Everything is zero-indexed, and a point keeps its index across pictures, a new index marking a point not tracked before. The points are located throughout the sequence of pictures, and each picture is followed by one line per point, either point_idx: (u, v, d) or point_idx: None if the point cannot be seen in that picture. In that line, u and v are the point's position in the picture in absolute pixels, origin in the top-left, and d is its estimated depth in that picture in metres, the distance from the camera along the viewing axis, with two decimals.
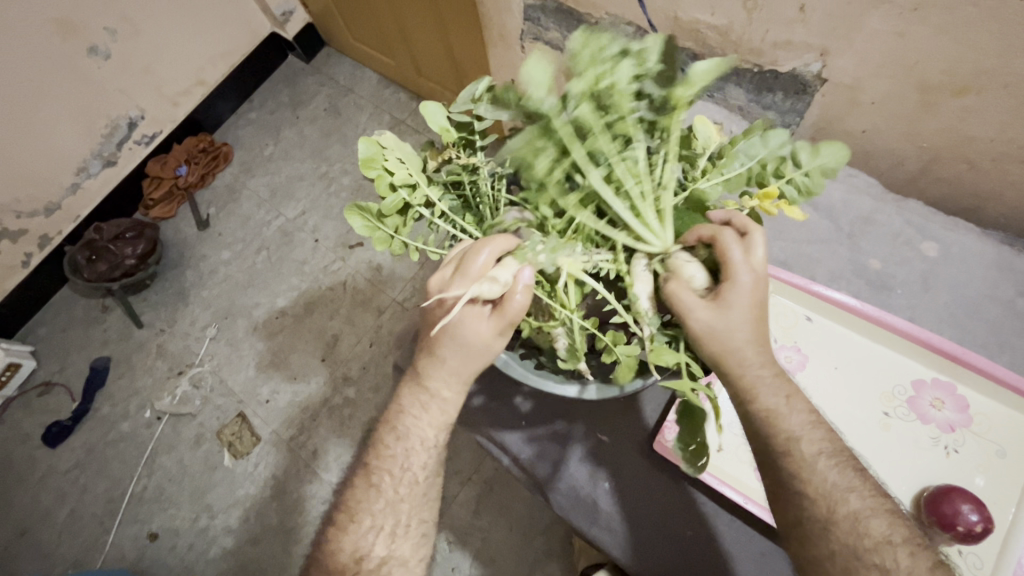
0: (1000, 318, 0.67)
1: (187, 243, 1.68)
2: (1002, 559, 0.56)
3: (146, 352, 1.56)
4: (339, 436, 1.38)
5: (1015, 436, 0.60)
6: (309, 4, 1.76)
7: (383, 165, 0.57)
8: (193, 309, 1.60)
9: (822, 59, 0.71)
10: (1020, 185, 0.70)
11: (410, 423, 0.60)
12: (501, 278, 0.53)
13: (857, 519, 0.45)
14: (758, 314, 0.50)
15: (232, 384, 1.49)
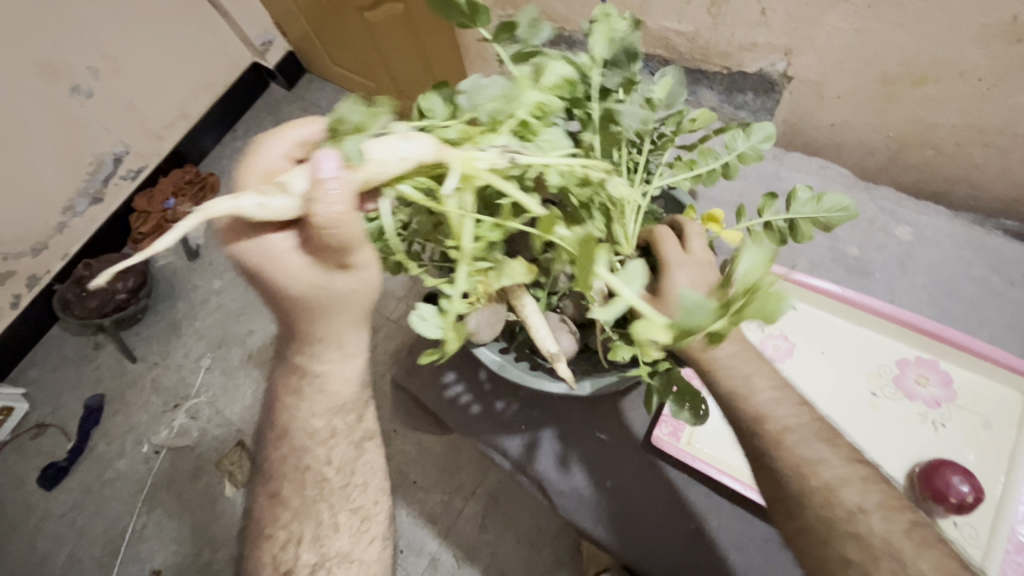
0: (976, 295, 0.69)
1: (177, 275, 1.68)
2: (996, 528, 0.58)
3: (141, 388, 1.55)
4: None
5: (996, 408, 0.63)
6: (289, 32, 1.79)
7: None
8: (187, 340, 1.60)
9: (787, 58, 0.75)
10: (985, 167, 0.73)
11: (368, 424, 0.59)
12: (293, 188, 0.44)
13: (860, 495, 0.47)
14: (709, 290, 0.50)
15: (230, 414, 1.48)
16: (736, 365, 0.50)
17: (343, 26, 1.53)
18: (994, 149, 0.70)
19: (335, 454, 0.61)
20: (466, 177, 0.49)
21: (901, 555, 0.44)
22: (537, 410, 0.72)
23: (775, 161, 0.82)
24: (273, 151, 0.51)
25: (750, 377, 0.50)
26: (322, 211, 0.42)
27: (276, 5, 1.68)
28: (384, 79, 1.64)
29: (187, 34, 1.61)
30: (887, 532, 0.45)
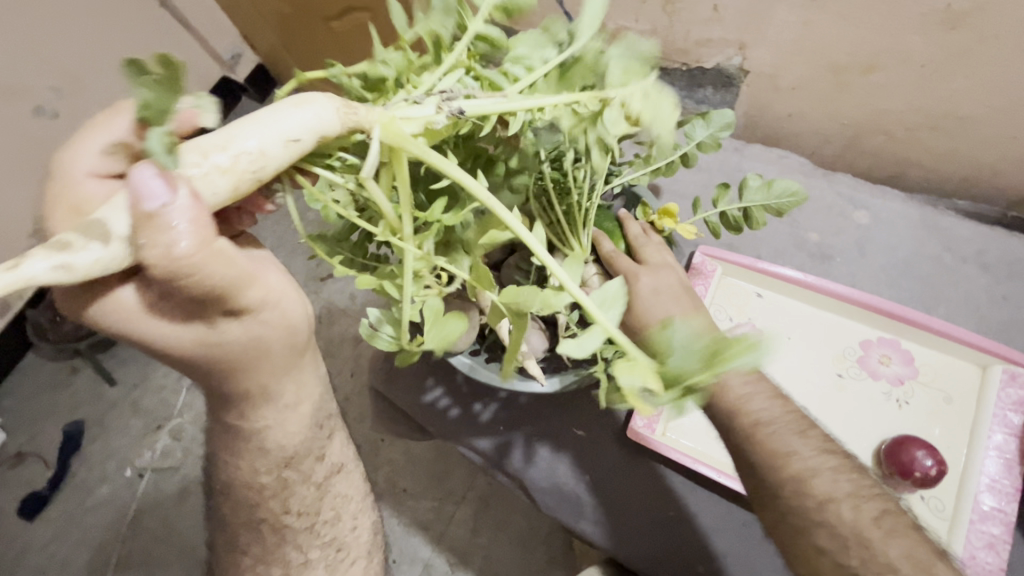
0: (933, 274, 0.71)
1: None
2: (960, 498, 0.60)
3: (121, 411, 1.53)
4: None
5: (956, 383, 0.65)
6: (257, 43, 1.77)
7: None
8: (167, 360, 1.57)
9: (741, 52, 0.77)
10: (936, 149, 0.75)
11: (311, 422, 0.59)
12: (117, 231, 0.37)
13: (824, 478, 0.48)
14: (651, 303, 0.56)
15: None
16: None
17: (311, 36, 1.53)
18: (943, 132, 0.72)
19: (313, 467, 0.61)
20: (392, 147, 0.41)
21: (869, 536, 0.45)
22: (511, 409, 0.72)
23: (737, 153, 0.82)
24: (117, 129, 0.43)
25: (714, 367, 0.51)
26: (157, 257, 0.36)
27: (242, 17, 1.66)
28: None
29: (152, 50, 1.59)
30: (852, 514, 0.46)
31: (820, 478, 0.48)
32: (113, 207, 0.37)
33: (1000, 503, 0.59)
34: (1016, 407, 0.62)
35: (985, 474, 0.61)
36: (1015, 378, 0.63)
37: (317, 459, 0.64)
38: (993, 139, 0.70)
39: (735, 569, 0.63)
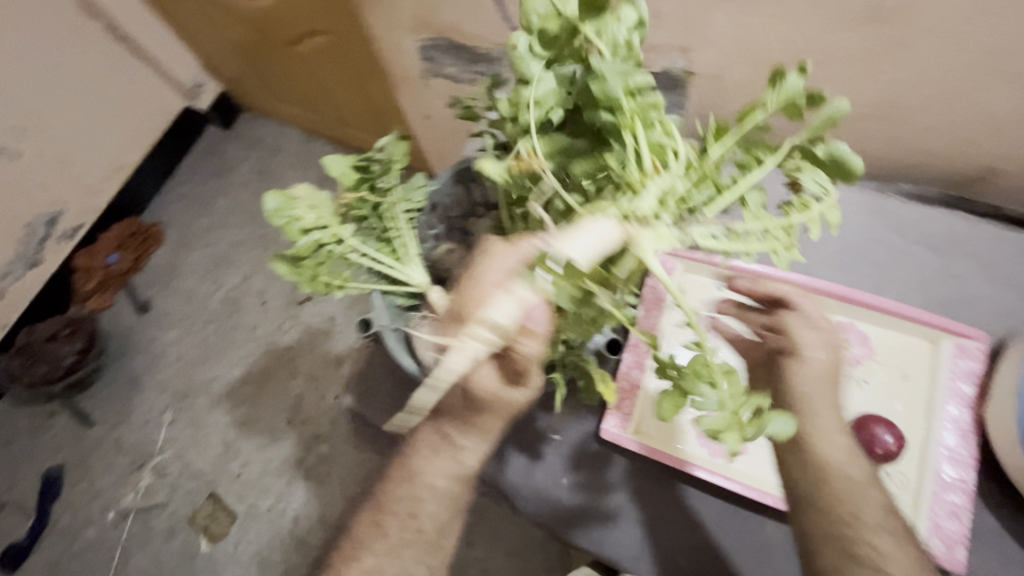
0: (882, 256, 0.74)
1: (131, 330, 1.64)
2: (922, 470, 0.62)
3: (104, 451, 1.50)
4: (321, 496, 1.38)
5: (910, 360, 0.68)
6: (220, 72, 1.76)
7: (293, 213, 0.55)
8: (148, 396, 1.55)
9: (685, 56, 0.79)
10: (879, 139, 0.78)
11: (421, 464, 0.63)
12: (500, 320, 0.50)
13: None
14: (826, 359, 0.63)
15: (200, 465, 1.45)
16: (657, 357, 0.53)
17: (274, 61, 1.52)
18: (885, 121, 0.75)
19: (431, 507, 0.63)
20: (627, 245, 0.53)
21: None
22: None
23: None
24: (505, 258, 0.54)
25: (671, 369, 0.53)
26: (524, 352, 0.53)
27: (201, 44, 1.65)
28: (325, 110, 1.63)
29: (115, 83, 1.57)
30: None
31: None
32: (499, 302, 0.51)
33: (959, 472, 0.62)
34: (967, 378, 0.65)
35: (942, 444, 0.63)
36: (964, 350, 0.66)
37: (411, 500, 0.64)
38: (931, 123, 0.72)
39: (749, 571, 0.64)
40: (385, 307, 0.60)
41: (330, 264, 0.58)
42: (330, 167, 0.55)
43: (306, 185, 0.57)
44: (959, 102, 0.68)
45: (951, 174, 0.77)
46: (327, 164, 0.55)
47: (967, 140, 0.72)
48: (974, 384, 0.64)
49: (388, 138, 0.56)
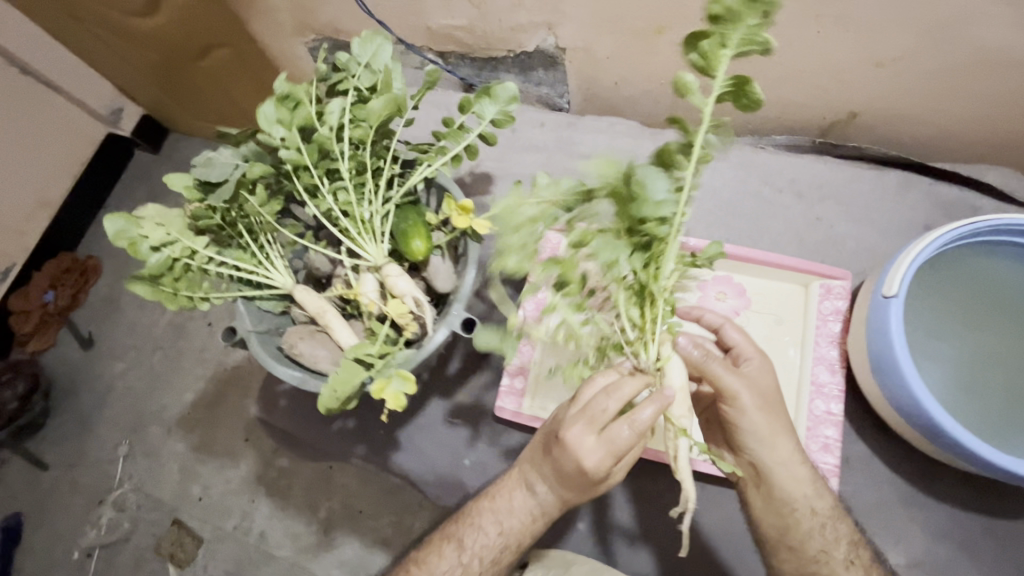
0: (752, 207, 0.77)
1: (74, 368, 1.31)
2: (798, 407, 0.65)
3: (62, 493, 1.24)
4: (284, 510, 1.16)
5: (782, 305, 0.70)
6: (139, 96, 1.29)
7: (138, 232, 0.55)
8: (100, 432, 1.26)
9: (551, 32, 0.79)
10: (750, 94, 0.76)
11: (508, 522, 0.61)
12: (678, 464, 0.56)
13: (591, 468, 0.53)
14: (749, 383, 0.58)
15: (159, 492, 1.20)
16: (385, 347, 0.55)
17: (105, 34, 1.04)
18: (739, 77, 0.74)
19: (498, 555, 0.62)
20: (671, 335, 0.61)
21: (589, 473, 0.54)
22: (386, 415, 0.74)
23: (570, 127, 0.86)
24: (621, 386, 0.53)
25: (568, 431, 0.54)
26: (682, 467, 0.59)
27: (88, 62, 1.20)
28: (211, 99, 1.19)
29: None
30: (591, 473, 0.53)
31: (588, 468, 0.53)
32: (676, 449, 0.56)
33: (829, 405, 0.65)
34: (834, 317, 0.68)
35: (813, 378, 0.66)
36: (830, 291, 0.69)
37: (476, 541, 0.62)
38: (787, 76, 0.71)
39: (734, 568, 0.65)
40: (250, 312, 0.58)
41: (192, 278, 0.58)
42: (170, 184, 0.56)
43: (154, 205, 0.57)
44: (804, 54, 0.67)
45: (816, 123, 0.77)
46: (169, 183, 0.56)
47: (822, 89, 0.71)
48: (842, 322, 0.68)
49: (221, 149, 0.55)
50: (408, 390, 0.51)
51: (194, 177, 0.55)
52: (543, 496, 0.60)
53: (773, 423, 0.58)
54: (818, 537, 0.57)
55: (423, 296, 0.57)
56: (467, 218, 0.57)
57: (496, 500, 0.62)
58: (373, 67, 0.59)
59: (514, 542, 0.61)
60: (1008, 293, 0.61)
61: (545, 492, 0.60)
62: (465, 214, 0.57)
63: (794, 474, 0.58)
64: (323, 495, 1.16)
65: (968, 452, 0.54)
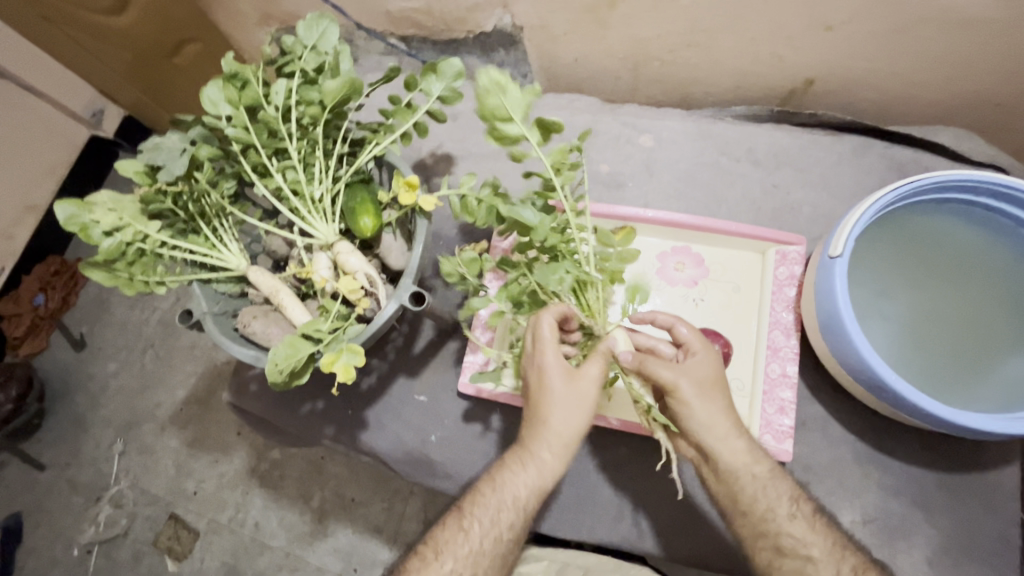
0: (711, 178, 0.77)
1: (68, 369, 1.32)
2: (755, 370, 0.66)
3: (59, 492, 1.25)
4: (278, 500, 1.18)
5: (740, 272, 0.71)
6: (115, 96, 1.22)
7: (90, 217, 0.55)
8: (95, 431, 1.27)
9: (507, 10, 0.78)
10: (706, 66, 0.77)
11: (507, 478, 0.60)
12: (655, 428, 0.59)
13: (549, 369, 0.58)
14: (694, 378, 0.58)
15: (156, 488, 1.22)
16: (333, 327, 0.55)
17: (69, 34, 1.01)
18: (697, 48, 0.74)
19: (511, 519, 0.59)
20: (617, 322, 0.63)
21: (557, 384, 0.58)
22: (354, 397, 0.75)
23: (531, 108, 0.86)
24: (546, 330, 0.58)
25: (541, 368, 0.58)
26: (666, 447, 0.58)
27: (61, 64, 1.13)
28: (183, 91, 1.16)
29: None
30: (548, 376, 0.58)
31: (550, 370, 0.58)
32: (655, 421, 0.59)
33: (785, 367, 0.66)
34: (790, 283, 0.69)
35: (770, 342, 0.67)
36: (785, 257, 0.70)
37: (487, 496, 0.60)
38: (743, 44, 0.71)
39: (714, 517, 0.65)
40: (205, 295, 0.59)
41: (148, 262, 0.58)
42: (120, 169, 0.56)
43: (107, 192, 0.58)
44: (756, 19, 0.67)
45: (775, 92, 0.77)
46: (119, 169, 0.56)
47: (776, 56, 0.71)
48: (798, 287, 0.69)
49: (170, 134, 0.55)
50: (359, 363, 0.52)
51: (145, 162, 0.56)
52: (548, 460, 0.59)
53: (711, 412, 0.58)
54: (762, 497, 0.58)
55: (376, 274, 0.58)
56: (413, 195, 0.57)
57: (506, 480, 0.59)
58: (320, 49, 0.59)
59: (525, 505, 0.59)
60: (956, 250, 0.61)
61: (540, 447, 0.59)
62: (412, 191, 0.58)
63: (729, 446, 0.58)
64: (315, 484, 1.18)
65: (912, 405, 0.54)
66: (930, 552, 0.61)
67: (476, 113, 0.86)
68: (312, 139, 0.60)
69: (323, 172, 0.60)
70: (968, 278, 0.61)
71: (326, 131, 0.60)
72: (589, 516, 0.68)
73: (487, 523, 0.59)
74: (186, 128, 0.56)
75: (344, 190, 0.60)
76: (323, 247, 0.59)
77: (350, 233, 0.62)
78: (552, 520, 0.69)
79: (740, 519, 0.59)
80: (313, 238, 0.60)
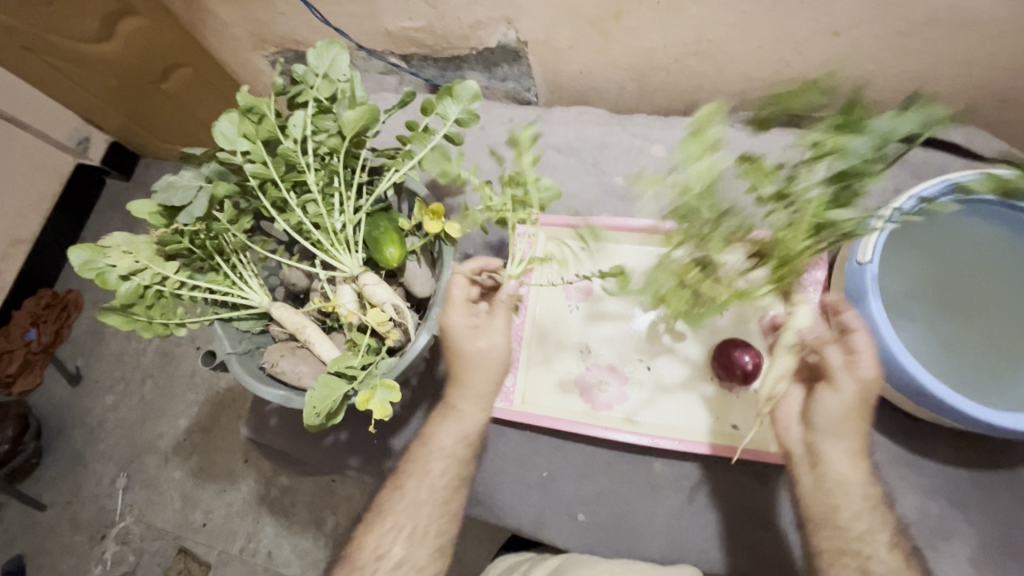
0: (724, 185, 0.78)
1: (65, 405, 1.28)
2: None
3: (61, 533, 1.21)
4: (289, 527, 1.15)
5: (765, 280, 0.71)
6: (103, 122, 1.20)
7: (105, 261, 0.54)
8: (97, 466, 1.23)
9: (512, 26, 0.77)
10: (712, 73, 0.76)
11: (434, 432, 0.61)
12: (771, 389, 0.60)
13: (450, 326, 0.56)
14: (860, 385, 0.55)
15: (163, 523, 1.19)
16: (365, 363, 0.53)
17: (58, 65, 1.00)
18: (703, 57, 0.74)
19: None
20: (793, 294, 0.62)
21: (464, 341, 0.56)
22: (379, 425, 0.74)
23: (538, 121, 0.85)
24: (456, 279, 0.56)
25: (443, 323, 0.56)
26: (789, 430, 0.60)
27: (48, 95, 1.11)
28: (173, 114, 1.14)
29: None
30: (456, 332, 0.56)
31: (453, 329, 0.56)
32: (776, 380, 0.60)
33: None
34: (816, 287, 0.70)
35: None
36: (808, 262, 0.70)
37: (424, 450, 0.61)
38: (750, 50, 0.71)
39: (756, 530, 0.65)
40: (228, 334, 0.57)
41: (168, 303, 0.57)
42: (134, 211, 0.54)
43: (119, 234, 0.56)
44: (762, 27, 0.67)
45: (782, 96, 0.77)
46: (132, 211, 0.55)
47: (783, 60, 0.71)
48: (822, 290, 0.70)
49: (186, 171, 0.54)
50: (394, 399, 0.51)
51: (159, 203, 0.54)
52: (467, 411, 0.60)
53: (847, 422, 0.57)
54: (865, 519, 0.57)
55: (403, 303, 0.57)
56: (439, 222, 0.57)
57: (435, 427, 0.61)
58: (332, 76, 0.57)
59: (453, 454, 0.60)
60: (980, 250, 0.61)
61: (461, 403, 0.59)
62: (437, 218, 0.57)
63: (843, 461, 0.57)
64: (327, 508, 1.15)
65: (953, 409, 0.54)
66: (972, 551, 0.61)
67: (483, 130, 0.85)
68: (331, 169, 0.59)
69: (344, 202, 0.59)
70: (993, 276, 0.61)
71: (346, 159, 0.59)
72: (626, 534, 0.67)
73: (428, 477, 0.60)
74: (200, 165, 0.55)
75: (367, 220, 0.59)
76: (350, 279, 0.59)
77: (373, 263, 0.61)
78: (589, 540, 0.68)
79: (820, 535, 0.58)
80: (336, 271, 0.59)
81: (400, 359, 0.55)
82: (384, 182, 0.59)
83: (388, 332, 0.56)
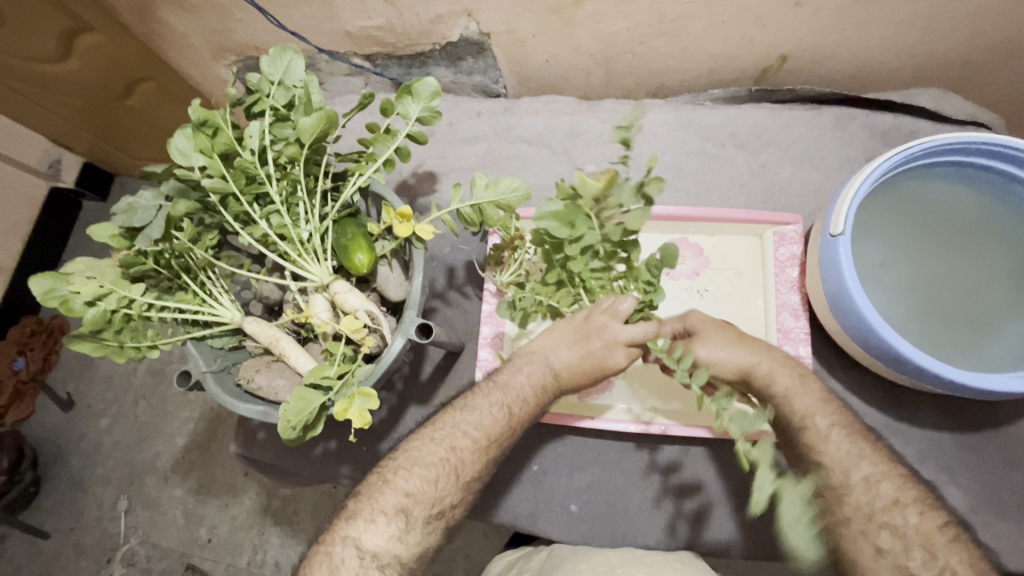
0: (699, 166, 0.78)
1: (58, 432, 1.26)
2: None
3: (66, 561, 1.20)
4: (294, 536, 1.15)
5: (741, 257, 0.71)
6: (70, 144, 1.17)
7: (68, 288, 0.52)
8: (96, 490, 1.22)
9: (471, 18, 0.75)
10: (679, 53, 0.75)
11: (525, 372, 0.61)
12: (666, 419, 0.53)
13: (613, 329, 0.58)
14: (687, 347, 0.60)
15: (168, 542, 1.18)
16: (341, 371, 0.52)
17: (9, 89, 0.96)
18: (669, 37, 0.72)
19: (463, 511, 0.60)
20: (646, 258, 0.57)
21: (612, 337, 0.58)
22: (367, 431, 0.73)
23: (506, 113, 0.83)
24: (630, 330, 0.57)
25: (604, 330, 0.58)
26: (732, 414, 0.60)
27: (9, 118, 1.07)
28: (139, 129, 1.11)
29: None
30: (613, 335, 0.58)
31: (615, 330, 0.58)
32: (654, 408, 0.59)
33: (797, 349, 0.66)
34: (791, 262, 0.69)
35: (777, 318, 0.67)
36: (783, 237, 0.69)
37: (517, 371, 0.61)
38: (716, 28, 0.69)
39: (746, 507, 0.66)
40: (202, 352, 0.57)
41: (138, 326, 0.56)
42: (94, 235, 0.53)
43: (82, 260, 0.55)
44: (724, 4, 0.65)
45: (750, 72, 0.76)
46: (93, 234, 0.54)
47: (748, 36, 0.70)
48: (799, 266, 0.68)
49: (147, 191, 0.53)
50: (373, 406, 0.50)
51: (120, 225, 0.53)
52: (557, 371, 0.61)
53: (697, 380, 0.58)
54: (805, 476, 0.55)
55: (377, 308, 0.56)
56: (408, 224, 0.56)
57: (557, 347, 0.61)
58: (287, 82, 0.56)
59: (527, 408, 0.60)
60: (956, 214, 0.62)
61: (561, 367, 0.61)
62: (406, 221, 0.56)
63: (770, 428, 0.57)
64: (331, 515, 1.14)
65: (932, 375, 0.54)
66: (961, 512, 0.62)
67: (453, 126, 0.84)
68: (295, 179, 0.58)
69: (309, 211, 0.58)
70: (969, 243, 0.61)
71: (308, 168, 0.58)
72: (620, 520, 0.67)
73: (465, 437, 0.59)
74: (158, 183, 0.54)
75: (332, 227, 0.58)
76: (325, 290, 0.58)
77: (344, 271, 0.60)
78: (585, 531, 0.68)
79: None
80: (308, 283, 0.58)
81: (377, 363, 0.54)
82: (350, 187, 0.58)
83: (363, 340, 0.55)
